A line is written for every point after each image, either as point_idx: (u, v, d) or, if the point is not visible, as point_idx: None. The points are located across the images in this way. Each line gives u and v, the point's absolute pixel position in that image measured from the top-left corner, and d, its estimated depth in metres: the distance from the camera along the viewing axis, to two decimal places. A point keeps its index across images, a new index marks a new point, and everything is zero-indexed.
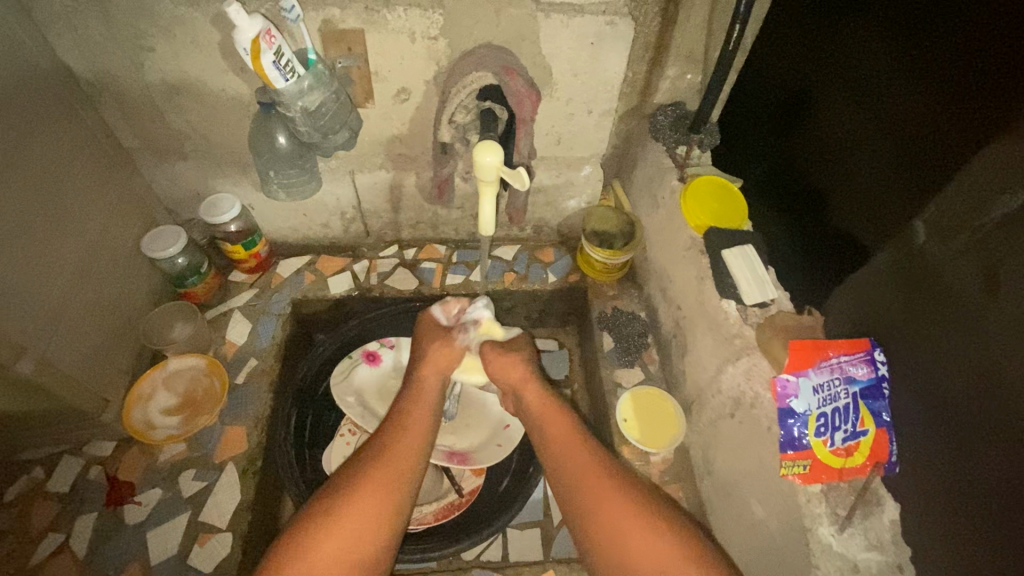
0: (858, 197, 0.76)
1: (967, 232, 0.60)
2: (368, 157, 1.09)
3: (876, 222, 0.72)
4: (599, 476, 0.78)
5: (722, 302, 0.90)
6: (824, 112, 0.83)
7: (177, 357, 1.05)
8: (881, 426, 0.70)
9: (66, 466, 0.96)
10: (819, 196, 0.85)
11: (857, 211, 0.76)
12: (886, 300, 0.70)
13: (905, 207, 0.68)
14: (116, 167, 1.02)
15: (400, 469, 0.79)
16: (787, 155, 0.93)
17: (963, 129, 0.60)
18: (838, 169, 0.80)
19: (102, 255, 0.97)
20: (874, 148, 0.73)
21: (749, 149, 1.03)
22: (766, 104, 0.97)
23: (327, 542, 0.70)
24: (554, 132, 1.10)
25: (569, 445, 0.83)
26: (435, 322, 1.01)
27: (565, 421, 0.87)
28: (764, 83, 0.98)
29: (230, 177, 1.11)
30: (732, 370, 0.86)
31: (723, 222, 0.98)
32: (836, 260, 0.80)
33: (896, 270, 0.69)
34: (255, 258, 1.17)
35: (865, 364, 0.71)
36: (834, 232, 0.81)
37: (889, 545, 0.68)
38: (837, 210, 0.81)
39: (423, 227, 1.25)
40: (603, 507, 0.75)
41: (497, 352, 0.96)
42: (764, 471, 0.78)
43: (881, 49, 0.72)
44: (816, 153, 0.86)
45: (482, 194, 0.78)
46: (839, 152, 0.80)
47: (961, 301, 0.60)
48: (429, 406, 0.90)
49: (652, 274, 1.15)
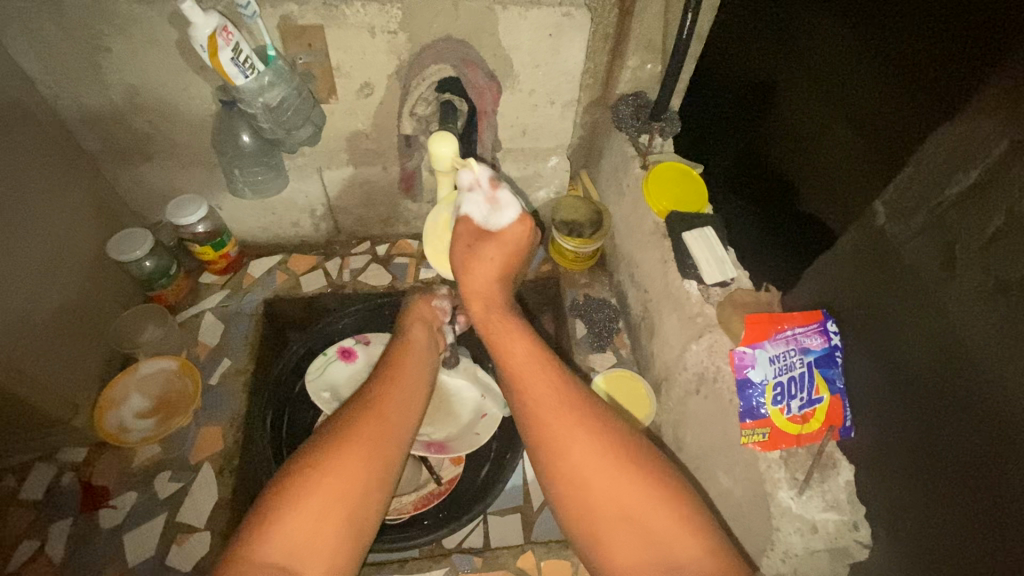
0: (825, 181, 0.78)
1: (922, 212, 0.62)
2: (335, 153, 1.10)
3: (842, 205, 0.75)
4: (567, 412, 0.72)
5: (684, 282, 0.93)
6: (790, 100, 0.86)
7: (150, 360, 1.04)
8: (835, 393, 0.74)
9: (38, 473, 0.94)
10: (788, 183, 0.87)
11: (826, 196, 0.79)
12: (854, 279, 0.72)
13: (868, 188, 0.70)
14: (78, 171, 1.01)
15: (387, 422, 0.75)
16: (754, 143, 0.95)
17: (922, 110, 0.62)
18: (805, 156, 0.83)
19: (66, 257, 0.96)
20: (839, 134, 0.76)
21: (716, 138, 1.05)
22: (729, 96, 1.00)
23: (309, 500, 0.66)
24: (519, 124, 1.12)
25: (529, 372, 0.76)
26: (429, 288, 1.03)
27: (548, 382, 0.75)
28: (725, 76, 1.01)
29: (196, 177, 1.10)
30: (695, 347, 0.89)
31: (684, 206, 1.01)
32: (807, 244, 0.82)
33: (864, 249, 0.71)
34: (225, 259, 1.17)
35: (819, 334, 0.75)
36: (802, 218, 0.84)
37: (845, 504, 0.72)
38: (805, 197, 0.83)
39: (394, 223, 1.26)
40: (572, 440, 0.70)
41: (468, 237, 0.82)
42: (727, 442, 0.81)
43: (843, 38, 0.74)
44: (782, 142, 0.88)
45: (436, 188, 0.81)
46: (806, 139, 0.82)
47: (917, 274, 0.63)
48: (418, 358, 0.87)
49: (620, 260, 1.18)
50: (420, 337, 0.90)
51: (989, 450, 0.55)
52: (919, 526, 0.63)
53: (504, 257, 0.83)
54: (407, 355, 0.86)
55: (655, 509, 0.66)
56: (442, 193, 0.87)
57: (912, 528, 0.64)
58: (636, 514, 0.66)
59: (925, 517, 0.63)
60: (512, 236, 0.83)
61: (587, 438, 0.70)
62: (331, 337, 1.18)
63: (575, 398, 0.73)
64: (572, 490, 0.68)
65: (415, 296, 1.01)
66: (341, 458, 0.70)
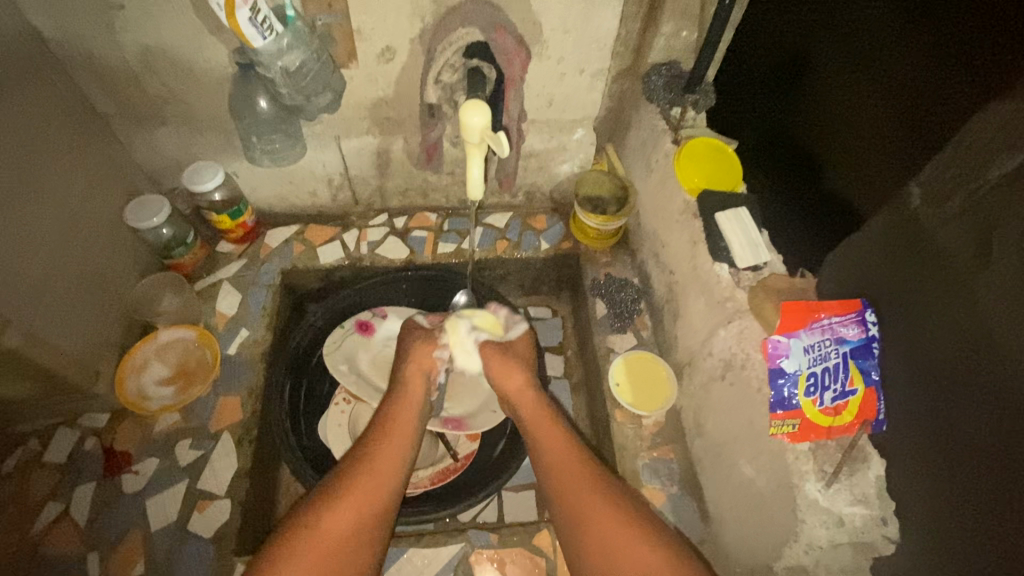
0: (855, 160, 0.75)
1: (961, 194, 0.59)
2: (354, 121, 1.07)
3: (873, 184, 0.72)
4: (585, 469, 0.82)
5: (715, 265, 0.89)
6: (818, 71, 0.81)
7: (168, 328, 1.04)
8: (870, 384, 0.70)
9: (61, 437, 0.96)
10: (814, 160, 0.83)
11: (855, 176, 0.75)
12: (881, 265, 0.70)
13: (902, 168, 0.66)
14: (92, 134, 0.98)
15: (378, 479, 0.79)
16: (781, 116, 0.91)
17: (961, 89, 0.58)
18: (832, 131, 0.79)
19: (82, 224, 0.95)
20: (871, 108, 0.71)
21: (742, 110, 1.00)
22: (758, 65, 0.95)
23: (302, 560, 0.70)
24: (545, 93, 1.08)
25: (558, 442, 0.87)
26: (422, 329, 1.00)
27: (580, 458, 0.84)
28: (755, 44, 0.95)
29: (211, 144, 1.08)
30: (724, 333, 0.86)
31: (718, 184, 0.96)
32: (833, 225, 0.79)
33: (893, 233, 0.68)
34: (242, 228, 1.15)
35: (857, 324, 0.71)
36: (828, 197, 0.80)
37: (873, 498, 0.70)
38: (832, 174, 0.79)
39: (412, 194, 1.23)
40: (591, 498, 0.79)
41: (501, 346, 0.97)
42: (753, 431, 0.79)
43: (879, 4, 0.68)
44: (809, 115, 0.84)
45: (468, 156, 0.75)
46: (834, 113, 0.78)
47: (950, 265, 0.60)
48: (409, 411, 0.89)
49: (645, 239, 1.14)
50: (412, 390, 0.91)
51: (1017, 447, 0.53)
52: (947, 525, 0.61)
53: (524, 361, 0.96)
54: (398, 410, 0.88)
55: (661, 562, 0.72)
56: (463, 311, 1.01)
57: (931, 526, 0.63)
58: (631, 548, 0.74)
59: (948, 516, 0.61)
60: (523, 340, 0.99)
61: (599, 495, 0.79)
62: (350, 308, 1.18)
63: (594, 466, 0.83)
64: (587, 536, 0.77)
65: (411, 338, 0.99)
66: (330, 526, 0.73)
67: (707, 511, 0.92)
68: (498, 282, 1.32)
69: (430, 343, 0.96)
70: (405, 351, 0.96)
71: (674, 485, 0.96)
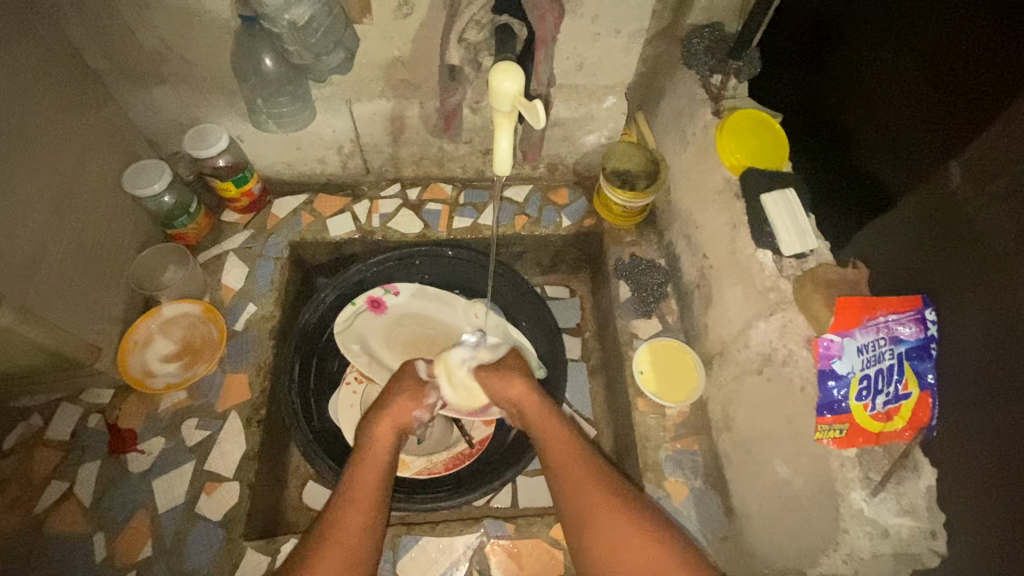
0: (891, 139, 0.71)
1: (1005, 177, 0.55)
2: (367, 83, 0.99)
3: (906, 164, 0.68)
4: (614, 518, 0.72)
5: (758, 251, 0.82)
6: (856, 38, 0.76)
7: (171, 303, 0.99)
8: (925, 388, 0.64)
9: (64, 414, 0.93)
10: (844, 137, 0.79)
11: (888, 156, 0.71)
12: (913, 250, 0.66)
13: (940, 146, 0.62)
14: (85, 93, 0.91)
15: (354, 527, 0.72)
16: (811, 88, 0.86)
17: (1012, 65, 0.54)
18: (871, 106, 0.74)
19: (77, 191, 0.89)
20: (913, 82, 0.67)
21: (772, 80, 0.94)
22: (790, 31, 0.89)
23: None
24: (576, 56, 1.00)
25: (582, 482, 0.76)
26: (414, 376, 0.91)
27: (595, 485, 0.75)
28: (789, 7, 0.89)
29: (214, 106, 1.00)
30: (764, 325, 0.80)
31: (762, 162, 0.87)
32: (860, 205, 0.75)
33: (926, 216, 0.64)
34: (248, 197, 1.09)
35: (914, 322, 0.64)
36: (857, 176, 0.76)
37: (922, 510, 0.64)
38: (863, 151, 0.75)
39: (427, 164, 1.16)
40: (621, 552, 0.70)
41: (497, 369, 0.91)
42: (792, 431, 0.74)
43: None
44: (844, 87, 0.79)
45: (496, 127, 0.68)
46: (873, 85, 0.73)
47: (990, 250, 0.57)
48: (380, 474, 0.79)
49: (675, 219, 1.07)
50: (380, 450, 0.81)
51: None
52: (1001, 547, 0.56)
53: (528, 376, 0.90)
54: (365, 472, 0.79)
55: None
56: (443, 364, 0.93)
57: (969, 543, 0.59)
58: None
59: (990, 535, 0.57)
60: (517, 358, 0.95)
61: (624, 522, 0.71)
62: (361, 284, 1.11)
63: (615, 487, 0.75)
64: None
65: (397, 386, 0.90)
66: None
67: (732, 508, 0.88)
68: (515, 259, 1.26)
69: (416, 401, 0.87)
70: (384, 402, 0.87)
71: (697, 478, 0.92)
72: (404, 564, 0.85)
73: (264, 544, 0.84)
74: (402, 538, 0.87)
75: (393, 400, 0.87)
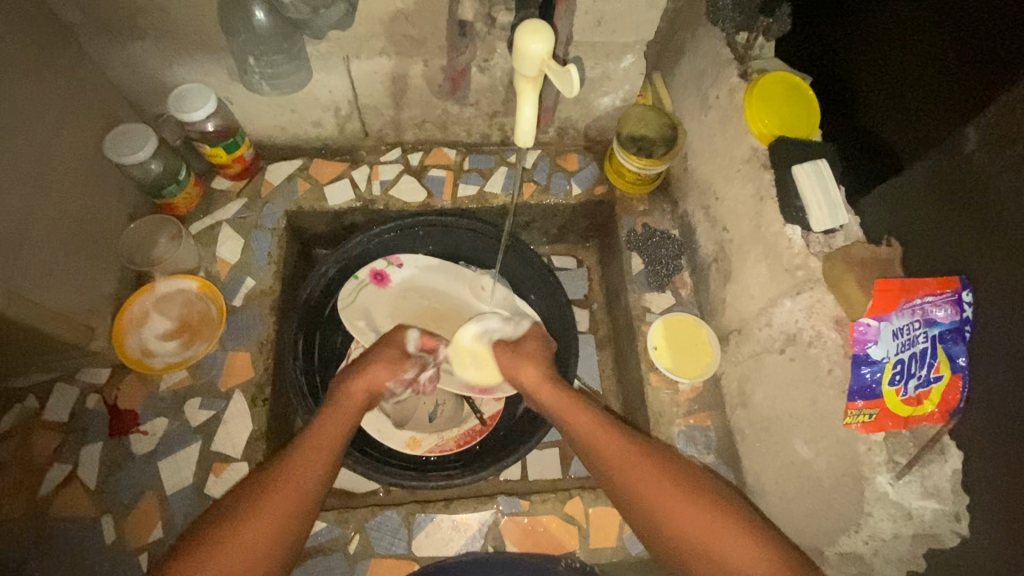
0: (902, 100, 0.69)
1: (1022, 144, 0.55)
2: (367, 39, 0.92)
3: (918, 127, 0.67)
4: (632, 462, 0.72)
5: (786, 227, 0.79)
6: None
7: (166, 279, 0.94)
8: (956, 371, 0.62)
9: (61, 395, 0.89)
10: (856, 97, 0.78)
11: (900, 117, 0.70)
12: (928, 214, 0.66)
13: (954, 110, 0.62)
14: (58, 49, 0.83)
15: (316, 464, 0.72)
16: (822, 43, 0.82)
17: None
18: (880, 63, 0.72)
19: (57, 159, 0.82)
20: (927, 38, 0.65)
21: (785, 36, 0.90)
22: None
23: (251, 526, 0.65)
24: (595, 10, 0.93)
25: (591, 433, 0.77)
26: (397, 345, 0.88)
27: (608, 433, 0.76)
28: None
29: (199, 63, 0.92)
30: (791, 304, 0.78)
31: (793, 131, 0.82)
32: (873, 167, 0.75)
33: (943, 181, 0.64)
34: (240, 163, 1.02)
35: (951, 304, 0.61)
36: (869, 138, 0.75)
37: (947, 494, 0.63)
38: (872, 111, 0.75)
39: (430, 127, 1.09)
40: (643, 489, 0.70)
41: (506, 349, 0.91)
42: (817, 412, 0.73)
43: None
44: (852, 41, 0.77)
45: (520, 93, 0.64)
46: (884, 42, 0.71)
47: (1009, 218, 0.56)
48: (348, 426, 0.78)
49: (692, 188, 1.02)
50: (349, 408, 0.80)
51: None
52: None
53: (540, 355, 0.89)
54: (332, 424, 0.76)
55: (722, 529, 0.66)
56: (457, 349, 0.96)
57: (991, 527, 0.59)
58: (716, 550, 0.65)
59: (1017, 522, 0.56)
60: (532, 334, 0.93)
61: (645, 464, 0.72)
62: (363, 257, 1.06)
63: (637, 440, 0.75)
64: (657, 530, 0.69)
65: (383, 349, 0.87)
66: (250, 533, 0.65)
67: (744, 483, 0.88)
68: (523, 228, 1.21)
69: (394, 370, 0.85)
70: (366, 361, 0.85)
71: (710, 453, 0.92)
72: (420, 542, 0.85)
73: None
74: (416, 516, 0.87)
75: (372, 362, 0.84)
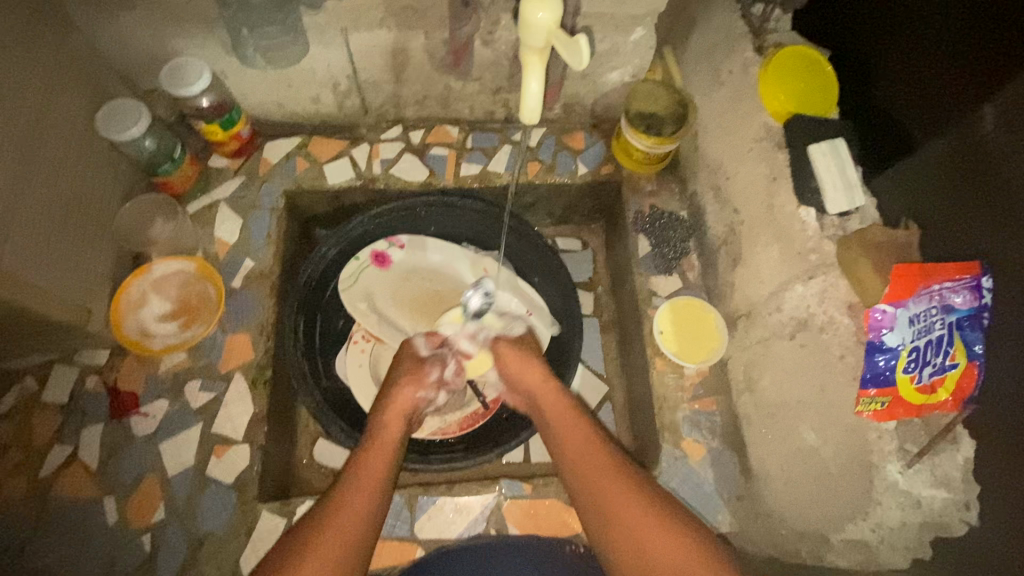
0: (918, 78, 0.67)
1: None
2: (365, 9, 0.88)
3: (933, 107, 0.65)
4: (613, 477, 0.71)
5: (800, 209, 0.76)
6: None
7: (162, 261, 0.93)
8: (972, 358, 0.60)
9: (60, 375, 0.89)
10: (871, 76, 0.75)
11: (915, 97, 0.67)
12: (944, 197, 0.64)
13: (974, 87, 0.59)
14: (46, 21, 0.81)
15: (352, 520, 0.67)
16: (840, 18, 0.79)
17: None
18: (900, 38, 0.69)
19: (48, 135, 0.80)
20: (946, 13, 0.62)
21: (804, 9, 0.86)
22: None
23: None
24: None
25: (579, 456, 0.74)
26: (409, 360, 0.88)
27: (618, 478, 0.71)
28: None
29: (192, 36, 0.89)
30: (802, 289, 0.75)
31: (808, 109, 0.79)
32: (887, 148, 0.72)
33: (957, 164, 0.62)
34: (237, 140, 0.99)
35: (969, 290, 0.59)
36: (884, 119, 0.73)
37: (958, 483, 0.63)
38: (887, 90, 0.72)
39: (432, 103, 1.06)
40: (648, 542, 0.66)
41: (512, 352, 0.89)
42: (827, 400, 0.72)
43: None
44: (871, 15, 0.73)
45: (525, 66, 0.61)
46: (904, 18, 0.68)
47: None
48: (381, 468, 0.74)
49: (702, 168, 0.99)
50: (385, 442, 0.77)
51: None
52: None
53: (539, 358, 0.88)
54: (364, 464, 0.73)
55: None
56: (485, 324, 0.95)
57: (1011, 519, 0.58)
58: None
59: None
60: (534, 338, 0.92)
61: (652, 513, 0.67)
62: (363, 238, 1.04)
63: (643, 485, 0.70)
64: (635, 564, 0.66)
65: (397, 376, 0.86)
66: None
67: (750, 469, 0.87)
68: (526, 209, 1.18)
69: (416, 381, 0.85)
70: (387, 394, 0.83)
71: (715, 439, 0.89)
72: (422, 525, 0.86)
73: (277, 507, 0.83)
74: (418, 499, 0.87)
75: (394, 390, 0.83)
